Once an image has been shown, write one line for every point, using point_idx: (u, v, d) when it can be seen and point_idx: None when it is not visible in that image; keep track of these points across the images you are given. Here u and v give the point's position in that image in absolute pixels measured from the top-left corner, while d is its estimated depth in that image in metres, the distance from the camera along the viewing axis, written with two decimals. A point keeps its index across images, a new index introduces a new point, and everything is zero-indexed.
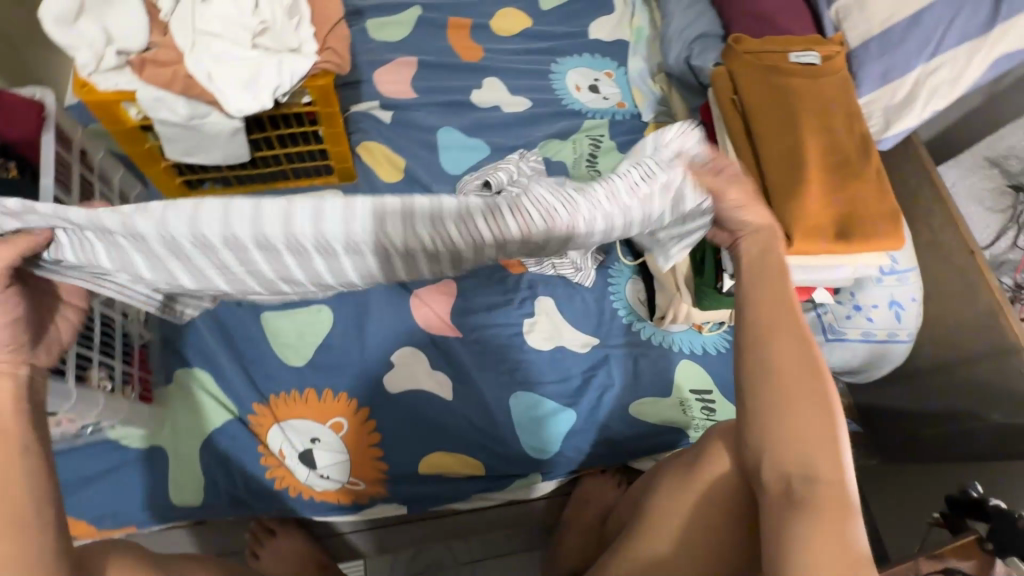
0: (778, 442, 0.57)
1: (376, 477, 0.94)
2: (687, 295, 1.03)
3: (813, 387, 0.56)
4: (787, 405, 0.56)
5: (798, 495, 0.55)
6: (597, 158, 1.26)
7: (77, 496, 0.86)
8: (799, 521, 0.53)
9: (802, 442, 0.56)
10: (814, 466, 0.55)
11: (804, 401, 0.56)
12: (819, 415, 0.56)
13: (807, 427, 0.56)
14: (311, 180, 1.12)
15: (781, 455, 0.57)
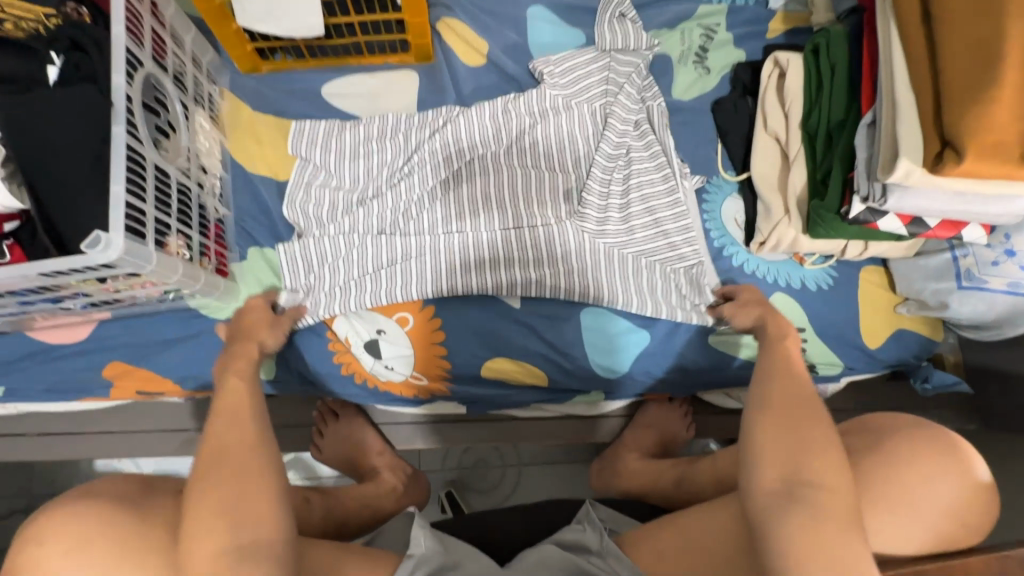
0: (760, 447, 0.58)
1: (437, 375, 0.92)
2: (796, 221, 0.91)
3: (822, 427, 0.58)
4: (788, 419, 0.59)
5: (795, 500, 0.53)
6: (708, 53, 1.08)
7: (161, 356, 0.88)
8: (782, 508, 0.53)
9: (799, 449, 0.56)
10: (803, 461, 0.55)
11: (800, 428, 0.58)
12: (813, 424, 0.58)
13: (801, 422, 0.58)
14: (385, 58, 1.03)
15: (767, 460, 0.57)
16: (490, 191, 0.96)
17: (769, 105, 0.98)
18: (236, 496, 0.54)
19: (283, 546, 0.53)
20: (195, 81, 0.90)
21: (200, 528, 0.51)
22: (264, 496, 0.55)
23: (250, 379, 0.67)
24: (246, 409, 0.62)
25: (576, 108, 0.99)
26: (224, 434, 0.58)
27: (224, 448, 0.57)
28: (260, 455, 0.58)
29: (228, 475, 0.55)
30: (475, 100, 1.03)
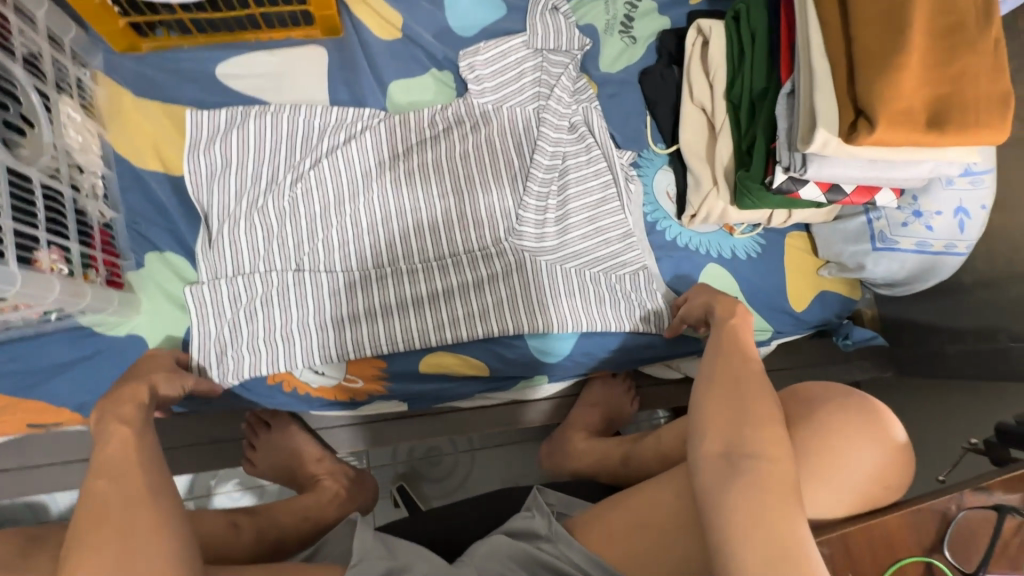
0: (709, 424, 0.59)
1: (373, 375, 0.88)
2: (725, 193, 0.91)
3: (764, 399, 0.59)
4: (733, 394, 0.60)
5: (738, 471, 0.54)
6: (633, 22, 1.05)
7: (52, 382, 0.77)
8: (728, 478, 0.54)
9: (742, 421, 0.57)
10: (746, 432, 0.57)
11: (739, 401, 0.59)
12: (758, 397, 0.59)
13: (746, 395, 0.60)
14: (286, 31, 0.93)
15: (714, 434, 0.58)
16: (417, 178, 0.90)
17: (693, 76, 0.97)
18: (128, 563, 0.48)
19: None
20: (55, 65, 0.77)
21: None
22: (158, 552, 0.49)
23: (141, 426, 0.60)
24: (135, 460, 0.55)
25: (508, 115, 0.95)
26: (110, 490, 0.52)
27: (110, 504, 0.51)
28: (156, 510, 0.52)
29: (105, 543, 0.48)
30: (392, 78, 0.96)
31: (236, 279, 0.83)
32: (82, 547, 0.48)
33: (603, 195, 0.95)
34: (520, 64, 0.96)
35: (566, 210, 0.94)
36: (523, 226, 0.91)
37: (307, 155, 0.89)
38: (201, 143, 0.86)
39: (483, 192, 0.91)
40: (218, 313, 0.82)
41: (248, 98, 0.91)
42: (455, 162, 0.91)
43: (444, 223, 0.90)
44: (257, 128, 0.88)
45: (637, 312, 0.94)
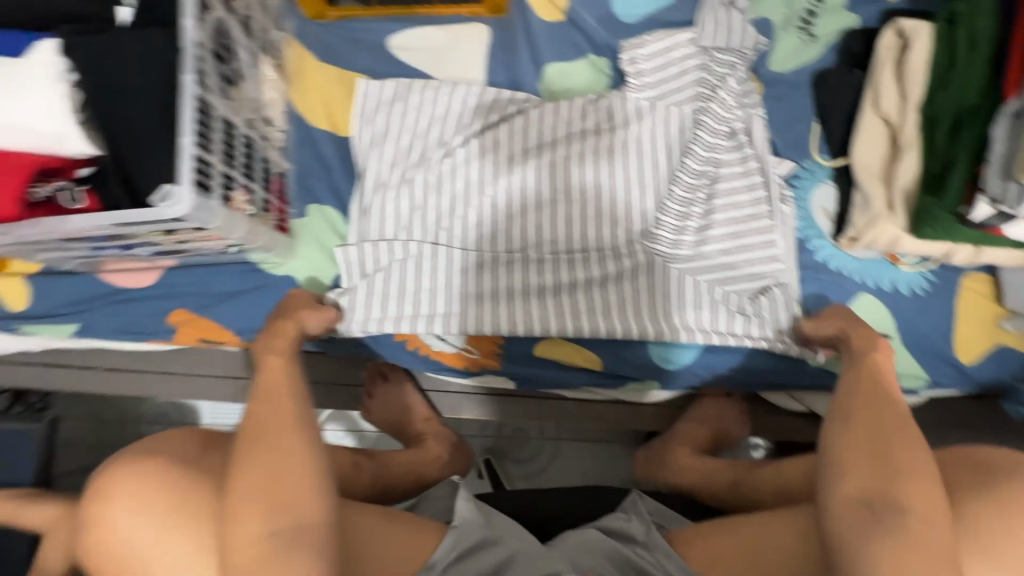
0: (848, 467, 0.59)
1: (490, 351, 0.91)
2: (899, 218, 0.81)
3: (912, 450, 0.59)
4: (880, 442, 0.60)
5: (881, 520, 0.54)
6: (815, 18, 0.96)
7: (223, 307, 0.89)
8: (869, 524, 0.54)
9: (886, 469, 0.57)
10: (892, 482, 0.56)
11: (880, 446, 0.59)
12: (904, 448, 0.59)
13: (891, 445, 0.59)
14: (456, 8, 0.97)
15: (852, 477, 0.58)
16: (561, 165, 0.90)
17: (883, 80, 0.85)
18: (275, 481, 0.56)
19: (321, 533, 0.55)
20: (262, 27, 0.86)
21: (244, 514, 0.54)
22: (299, 477, 0.56)
23: (286, 355, 0.70)
24: (287, 389, 0.64)
25: (663, 111, 0.91)
26: (262, 416, 0.61)
27: (259, 429, 0.59)
28: (295, 439, 0.59)
29: (260, 462, 0.56)
30: (549, 61, 0.96)
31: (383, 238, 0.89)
32: (244, 463, 0.57)
33: (752, 207, 0.89)
34: (683, 60, 0.92)
35: (709, 220, 0.89)
36: (659, 228, 0.89)
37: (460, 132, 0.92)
38: (368, 109, 0.92)
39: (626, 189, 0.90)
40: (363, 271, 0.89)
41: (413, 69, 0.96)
42: (601, 154, 0.90)
43: (580, 215, 0.90)
44: (418, 101, 0.92)
45: (769, 331, 0.87)
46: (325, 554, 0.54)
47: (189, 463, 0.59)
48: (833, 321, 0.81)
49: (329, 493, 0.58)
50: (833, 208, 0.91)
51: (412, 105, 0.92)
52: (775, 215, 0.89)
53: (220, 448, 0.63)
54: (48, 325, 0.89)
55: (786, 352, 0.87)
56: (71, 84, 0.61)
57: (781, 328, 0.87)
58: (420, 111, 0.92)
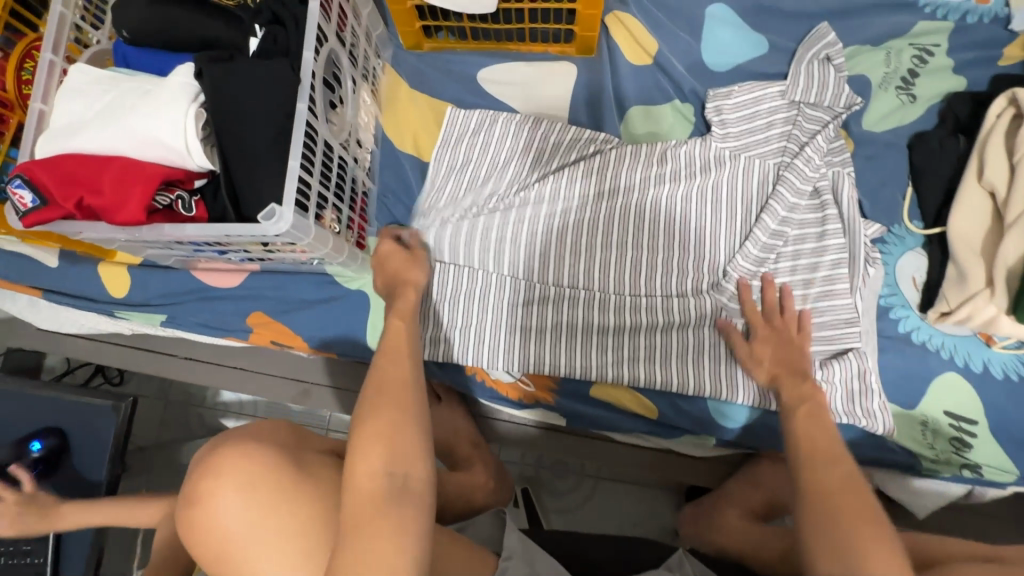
0: (814, 541, 0.57)
1: (545, 385, 0.92)
2: (1000, 298, 0.76)
3: (866, 510, 0.57)
4: (831, 510, 0.58)
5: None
6: (917, 79, 0.93)
7: (297, 313, 0.93)
8: None
9: (844, 539, 0.55)
10: (851, 553, 0.54)
11: (832, 514, 0.57)
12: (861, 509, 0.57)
13: (846, 509, 0.57)
14: (546, 46, 0.99)
15: (817, 551, 0.56)
16: (634, 211, 0.91)
17: (989, 151, 0.82)
18: (395, 431, 0.58)
19: (427, 494, 0.56)
20: (364, 55, 0.92)
21: (365, 454, 0.57)
22: (410, 429, 0.59)
23: (409, 321, 0.74)
24: (404, 350, 0.69)
25: (745, 163, 0.90)
26: (390, 372, 0.65)
27: (385, 382, 0.63)
28: (415, 399, 0.63)
29: (385, 411, 0.60)
30: (633, 102, 0.97)
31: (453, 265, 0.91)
32: (366, 412, 0.60)
33: (831, 273, 0.86)
34: (771, 113, 0.91)
35: (785, 280, 0.88)
36: (728, 282, 0.88)
37: (537, 168, 0.94)
38: (449, 138, 0.95)
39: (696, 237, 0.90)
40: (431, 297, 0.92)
41: (499, 102, 0.99)
42: (675, 203, 0.90)
43: (648, 261, 0.91)
44: (499, 135, 0.95)
45: (841, 402, 0.83)
46: (428, 514, 0.55)
47: (286, 449, 0.62)
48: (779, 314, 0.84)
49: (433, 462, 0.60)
50: (922, 279, 0.87)
51: (493, 139, 0.94)
52: (856, 283, 0.86)
53: (307, 441, 0.68)
54: (141, 312, 0.97)
55: (859, 425, 0.82)
56: (200, 104, 0.67)
57: (854, 397, 0.83)
58: (500, 143, 0.95)
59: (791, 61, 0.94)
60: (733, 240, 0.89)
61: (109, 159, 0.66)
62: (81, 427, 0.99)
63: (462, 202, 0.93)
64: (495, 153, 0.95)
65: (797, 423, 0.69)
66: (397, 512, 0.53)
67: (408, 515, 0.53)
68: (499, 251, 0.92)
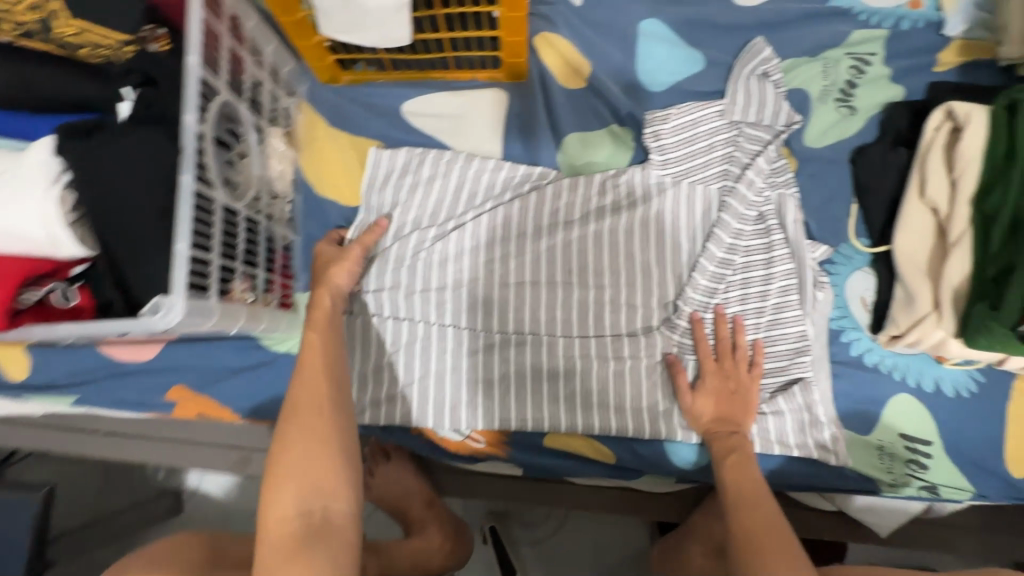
0: None
1: (496, 440, 0.87)
2: (948, 322, 0.74)
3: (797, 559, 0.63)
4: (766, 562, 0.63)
5: None
6: (855, 90, 0.90)
7: (223, 384, 0.85)
8: None
9: None
10: None
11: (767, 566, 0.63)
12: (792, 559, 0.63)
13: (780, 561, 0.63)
14: (473, 73, 0.93)
15: None
16: (575, 248, 0.87)
17: (930, 166, 0.79)
18: (311, 466, 0.61)
19: (348, 532, 0.60)
20: (272, 98, 0.84)
21: (283, 493, 0.60)
22: (327, 459, 0.62)
23: (324, 332, 0.73)
24: (322, 364, 0.69)
25: (686, 191, 0.86)
26: (303, 395, 0.66)
27: (302, 410, 0.65)
28: (332, 427, 0.64)
29: (300, 443, 0.62)
30: (569, 129, 0.92)
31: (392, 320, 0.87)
32: (281, 445, 0.62)
33: (778, 300, 0.84)
34: (711, 135, 0.87)
35: (734, 311, 0.86)
36: (677, 317, 0.85)
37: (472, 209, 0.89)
38: (377, 182, 0.89)
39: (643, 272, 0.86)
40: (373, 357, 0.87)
41: (428, 136, 0.92)
42: (617, 237, 0.87)
43: (595, 299, 0.87)
44: (431, 176, 0.90)
45: (792, 433, 0.82)
46: (352, 549, 0.59)
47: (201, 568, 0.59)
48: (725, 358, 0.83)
49: (356, 495, 0.63)
50: (872, 299, 0.85)
51: (422, 181, 0.89)
52: (805, 308, 0.84)
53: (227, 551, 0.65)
54: (48, 395, 0.87)
55: (812, 457, 0.81)
56: (64, 185, 0.58)
57: (804, 429, 0.82)
58: (433, 183, 0.89)
59: (727, 77, 0.91)
60: (679, 274, 0.86)
61: None
62: None
63: (395, 251, 0.88)
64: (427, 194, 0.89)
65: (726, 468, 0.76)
66: (316, 551, 0.56)
67: (328, 552, 0.57)
68: (438, 300, 0.87)
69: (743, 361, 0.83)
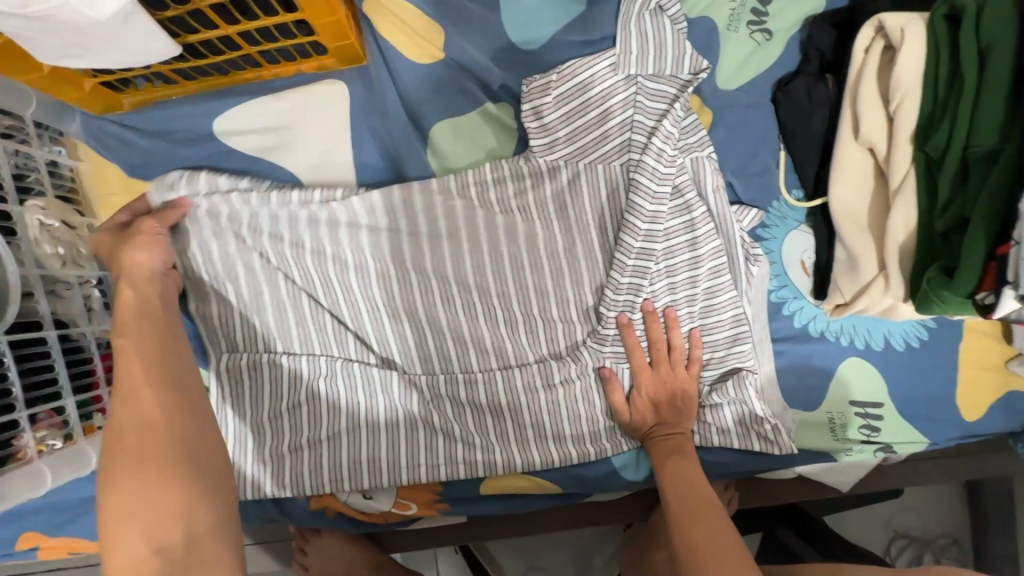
0: None
1: (428, 500, 0.76)
2: (895, 285, 0.65)
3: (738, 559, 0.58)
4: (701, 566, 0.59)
5: None
6: (768, 9, 0.74)
7: (83, 519, 0.70)
8: None
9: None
10: None
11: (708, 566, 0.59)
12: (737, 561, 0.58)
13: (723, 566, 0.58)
14: (296, 66, 0.71)
15: None
16: (471, 265, 0.73)
17: (862, 100, 0.66)
18: (151, 487, 0.46)
19: (218, 540, 0.45)
20: (14, 158, 0.61)
21: (121, 537, 0.44)
22: (174, 472, 0.48)
23: (141, 335, 0.56)
24: (142, 376, 0.53)
25: (588, 175, 0.72)
26: (122, 428, 0.50)
27: (126, 439, 0.48)
28: (176, 448, 0.49)
29: (131, 469, 0.47)
30: (434, 118, 0.73)
31: (269, 401, 0.72)
32: (106, 483, 0.47)
33: (710, 283, 0.73)
34: (606, 98, 0.71)
35: (664, 303, 0.75)
36: (599, 323, 0.74)
37: (328, 242, 0.72)
38: (199, 224, 0.70)
39: (558, 279, 0.73)
40: (271, 448, 0.72)
41: (261, 160, 0.72)
42: (517, 242, 0.73)
43: (506, 319, 0.74)
44: (260, 206, 0.70)
45: (733, 426, 0.74)
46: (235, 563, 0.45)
47: None
48: (660, 358, 0.73)
49: (222, 498, 0.48)
50: (811, 262, 0.75)
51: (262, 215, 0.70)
52: (739, 289, 0.73)
53: None
54: None
55: (754, 450, 0.74)
56: None
57: (746, 423, 0.74)
58: (274, 215, 0.71)
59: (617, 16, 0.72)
60: (597, 274, 0.73)
61: None
62: None
63: (259, 319, 0.72)
64: (261, 232, 0.70)
65: (665, 476, 0.70)
66: None
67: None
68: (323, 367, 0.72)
69: (680, 361, 0.74)
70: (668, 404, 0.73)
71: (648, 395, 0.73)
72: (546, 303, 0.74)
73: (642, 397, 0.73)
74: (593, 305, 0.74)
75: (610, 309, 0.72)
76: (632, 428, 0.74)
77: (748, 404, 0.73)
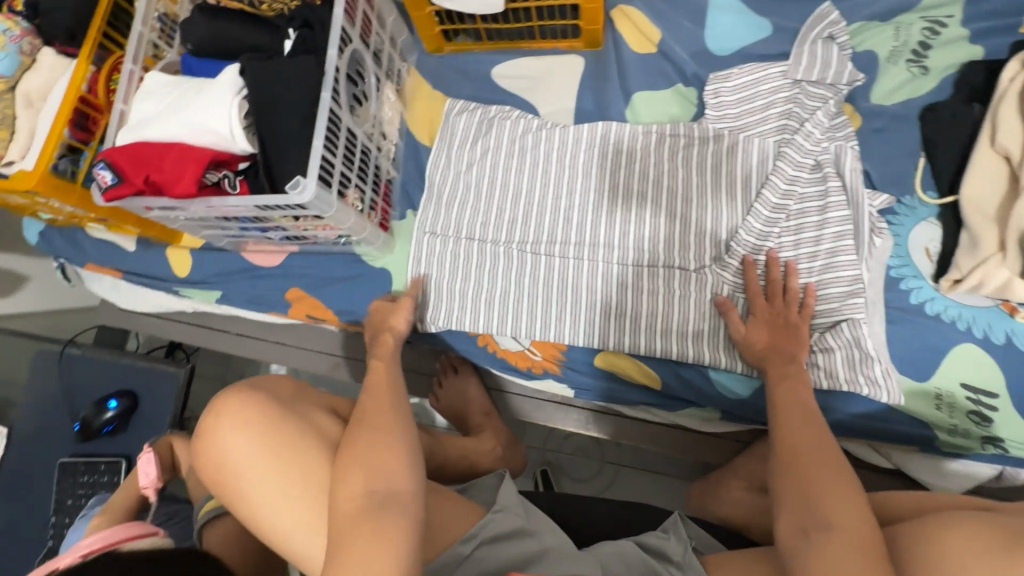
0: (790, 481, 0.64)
1: (552, 354, 0.97)
2: (1014, 261, 0.75)
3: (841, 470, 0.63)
4: (799, 462, 0.65)
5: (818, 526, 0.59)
6: (928, 51, 0.92)
7: (329, 290, 1.04)
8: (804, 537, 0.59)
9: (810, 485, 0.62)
10: (821, 495, 0.61)
11: (804, 462, 0.65)
12: (838, 467, 0.63)
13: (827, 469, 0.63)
14: (556, 43, 1.07)
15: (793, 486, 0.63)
16: (635, 190, 0.96)
17: (1002, 116, 0.80)
18: (376, 444, 0.68)
19: (407, 495, 0.64)
20: (389, 58, 1.02)
21: (351, 464, 0.65)
22: (392, 437, 0.69)
23: (387, 359, 0.85)
24: (386, 379, 0.80)
25: (745, 143, 0.93)
26: (367, 406, 0.75)
27: (366, 413, 0.73)
28: (394, 420, 0.72)
29: (367, 427, 0.70)
30: (638, 89, 1.02)
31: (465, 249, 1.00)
32: (352, 429, 0.71)
33: (836, 244, 0.85)
34: (772, 93, 0.94)
35: (787, 256, 0.88)
36: (725, 254, 0.91)
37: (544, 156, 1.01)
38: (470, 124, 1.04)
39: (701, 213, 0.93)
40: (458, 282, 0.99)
41: (513, 96, 1.06)
42: (675, 182, 0.95)
43: (652, 237, 0.94)
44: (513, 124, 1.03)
45: (842, 368, 0.83)
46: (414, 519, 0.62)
47: (277, 403, 0.72)
48: (776, 298, 0.86)
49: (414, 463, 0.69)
50: (936, 250, 0.85)
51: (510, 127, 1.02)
52: (862, 252, 0.84)
53: (302, 399, 0.77)
54: (200, 289, 1.11)
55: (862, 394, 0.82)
56: (243, 97, 0.79)
57: (854, 367, 0.82)
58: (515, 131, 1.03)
59: (795, 41, 0.96)
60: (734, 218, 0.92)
61: (170, 146, 0.78)
62: (148, 390, 1.13)
63: None
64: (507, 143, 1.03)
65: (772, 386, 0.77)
66: (386, 514, 0.60)
67: (390, 519, 0.61)
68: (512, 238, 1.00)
69: (793, 303, 0.85)
70: (773, 330, 0.84)
71: (762, 316, 0.85)
72: (686, 231, 0.93)
73: (756, 323, 0.84)
74: (728, 243, 0.91)
75: (741, 245, 0.89)
76: (738, 347, 0.86)
77: (863, 352, 0.81)
